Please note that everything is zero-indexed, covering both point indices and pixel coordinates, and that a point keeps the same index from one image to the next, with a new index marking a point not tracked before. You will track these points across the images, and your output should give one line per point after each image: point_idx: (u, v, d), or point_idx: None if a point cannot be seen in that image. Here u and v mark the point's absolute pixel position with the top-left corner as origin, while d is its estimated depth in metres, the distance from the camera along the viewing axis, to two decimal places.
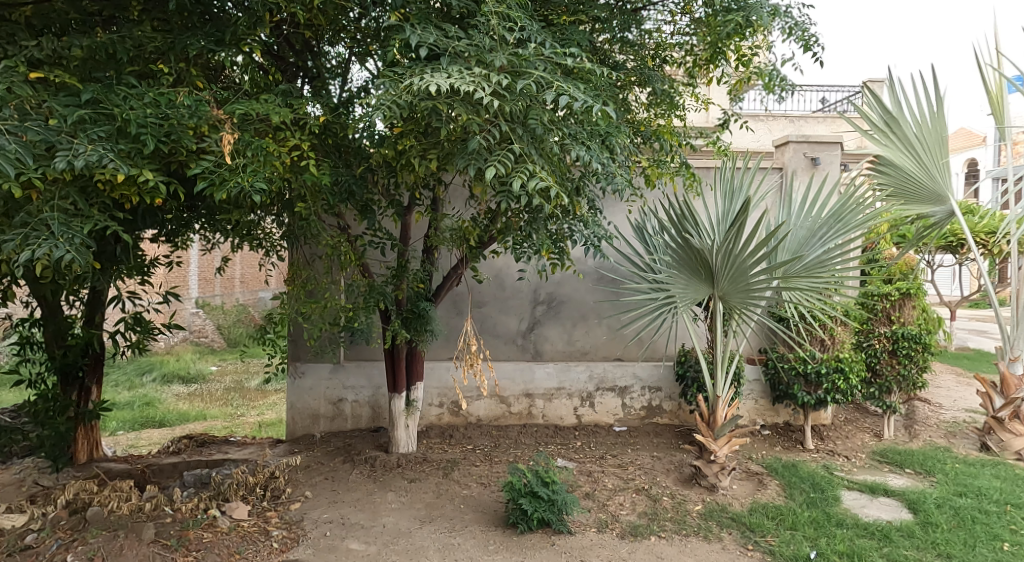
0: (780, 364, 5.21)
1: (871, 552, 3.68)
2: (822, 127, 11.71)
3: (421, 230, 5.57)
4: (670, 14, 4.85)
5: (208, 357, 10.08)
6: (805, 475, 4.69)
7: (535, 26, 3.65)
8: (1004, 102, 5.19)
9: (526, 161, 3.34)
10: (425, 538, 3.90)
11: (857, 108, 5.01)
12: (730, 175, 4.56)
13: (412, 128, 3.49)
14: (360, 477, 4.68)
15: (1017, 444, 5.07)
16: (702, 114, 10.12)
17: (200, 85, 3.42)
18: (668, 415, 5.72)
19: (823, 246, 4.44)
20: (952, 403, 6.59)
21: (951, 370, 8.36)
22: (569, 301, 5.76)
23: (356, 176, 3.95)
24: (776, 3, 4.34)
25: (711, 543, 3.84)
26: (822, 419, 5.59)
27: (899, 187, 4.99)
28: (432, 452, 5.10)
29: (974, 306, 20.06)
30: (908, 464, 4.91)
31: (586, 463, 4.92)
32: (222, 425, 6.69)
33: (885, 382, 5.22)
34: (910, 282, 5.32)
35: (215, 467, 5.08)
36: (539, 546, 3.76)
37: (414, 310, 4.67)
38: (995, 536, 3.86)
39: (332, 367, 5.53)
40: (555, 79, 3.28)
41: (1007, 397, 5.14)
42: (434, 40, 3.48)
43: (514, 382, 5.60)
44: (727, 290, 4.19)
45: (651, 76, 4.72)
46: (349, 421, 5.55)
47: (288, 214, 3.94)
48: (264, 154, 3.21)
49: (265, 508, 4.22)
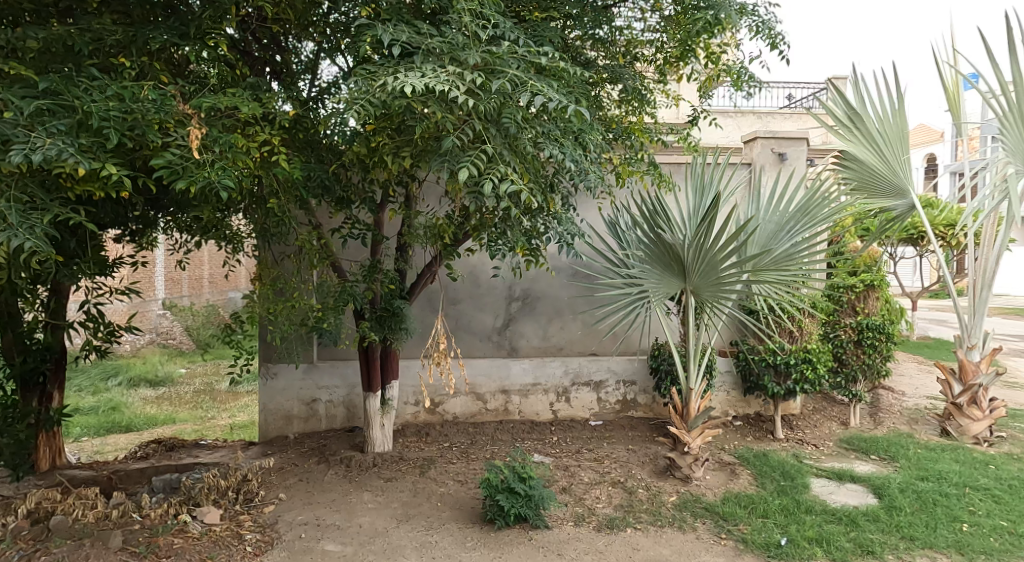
0: (751, 356, 5.28)
1: (839, 537, 3.81)
2: (790, 123, 12.08)
3: (393, 229, 5.49)
4: (640, 11, 4.85)
5: (177, 358, 9.84)
6: (776, 464, 4.80)
7: (508, 23, 3.72)
8: (959, 99, 5.34)
9: (498, 161, 3.40)
10: (403, 537, 3.89)
11: (821, 105, 5.12)
12: (700, 170, 4.63)
13: (385, 125, 3.56)
14: (335, 478, 4.64)
15: (975, 429, 5.23)
16: (673, 111, 10.31)
17: (165, 80, 3.35)
18: (643, 408, 5.80)
19: (791, 240, 4.54)
20: (914, 391, 6.82)
21: (913, 359, 8.60)
22: (544, 297, 5.77)
23: (329, 173, 3.94)
24: (743, 2, 4.44)
25: (685, 533, 3.92)
26: (791, 409, 5.74)
27: (862, 182, 5.11)
28: (408, 450, 5.05)
29: (935, 297, 20.78)
30: (873, 450, 5.06)
31: (562, 457, 4.95)
32: (191, 429, 6.54)
33: (851, 371, 5.30)
34: (874, 273, 5.43)
35: (185, 471, 4.96)
36: (518, 541, 3.79)
37: (388, 309, 4.61)
38: (955, 518, 4.02)
39: (305, 368, 5.44)
40: (529, 78, 3.37)
41: (964, 384, 5.28)
42: (406, 38, 3.53)
43: (491, 379, 5.60)
44: (698, 284, 4.29)
45: (623, 73, 4.74)
46: (323, 421, 5.47)
47: (260, 212, 3.87)
48: (233, 149, 3.18)
49: (238, 511, 4.17)
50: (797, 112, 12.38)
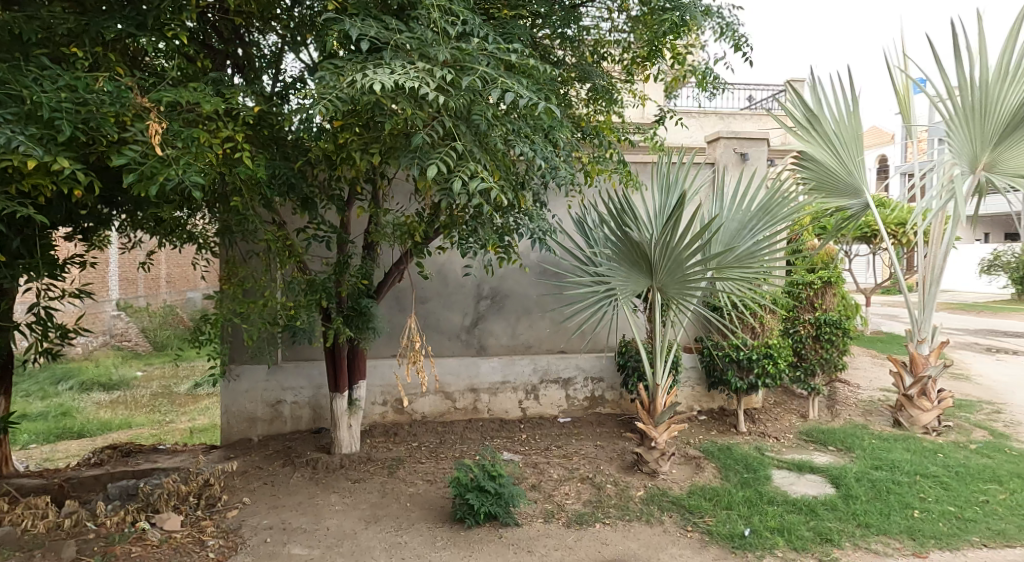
0: (715, 351, 5.41)
1: (799, 526, 3.93)
2: (751, 124, 12.37)
3: (360, 227, 5.41)
4: (607, 11, 4.89)
5: (132, 361, 9.51)
6: (739, 457, 4.92)
7: (477, 20, 3.71)
8: (910, 102, 5.56)
9: (469, 158, 3.39)
10: (371, 538, 3.85)
11: (781, 106, 5.26)
12: (665, 170, 4.71)
13: (353, 121, 3.52)
14: (301, 480, 4.56)
15: (925, 419, 5.47)
16: (639, 111, 10.45)
17: (121, 72, 3.24)
18: (610, 404, 5.87)
19: (754, 238, 4.66)
20: (869, 384, 7.08)
21: (867, 353, 8.92)
22: (512, 295, 5.77)
23: (295, 171, 3.86)
24: (708, 4, 4.51)
25: (652, 527, 3.99)
26: (753, 403, 5.88)
27: (820, 182, 5.28)
28: (376, 451, 5.00)
29: (886, 293, 21.57)
30: (830, 442, 5.24)
31: (532, 455, 4.98)
32: (149, 433, 6.32)
33: (810, 365, 5.46)
34: (831, 271, 5.65)
35: (143, 477, 4.80)
36: (488, 539, 3.80)
37: (356, 307, 4.57)
38: (907, 505, 4.19)
39: (270, 369, 5.33)
40: (499, 75, 3.37)
41: (915, 376, 5.50)
42: (374, 33, 3.48)
43: (460, 377, 5.58)
44: (665, 282, 4.37)
45: (592, 72, 4.77)
46: (289, 423, 5.37)
47: (223, 209, 3.77)
48: (195, 143, 3.09)
49: (199, 517, 4.05)
50: (757, 114, 12.70)
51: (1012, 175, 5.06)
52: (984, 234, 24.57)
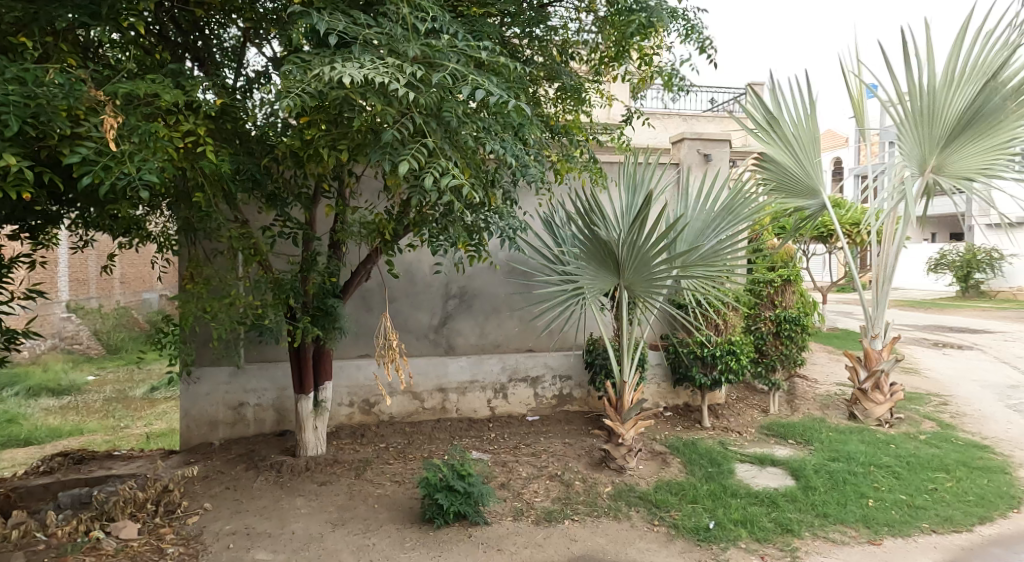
0: (681, 348, 5.52)
1: (762, 518, 4.04)
2: (713, 126, 12.61)
3: (324, 226, 5.32)
4: (575, 11, 4.93)
5: (84, 365, 9.14)
6: (703, 452, 5.03)
7: (446, 17, 3.69)
8: (864, 106, 5.76)
9: (440, 155, 3.37)
10: (339, 541, 3.80)
11: (742, 108, 5.38)
12: (632, 170, 4.78)
13: (321, 117, 3.45)
14: (265, 484, 4.46)
15: (878, 412, 5.68)
16: (605, 111, 10.55)
17: (73, 63, 3.11)
18: (578, 402, 5.92)
19: (718, 237, 4.76)
20: (826, 379, 7.31)
21: (824, 349, 9.21)
22: (480, 294, 5.77)
23: (260, 167, 3.77)
24: (674, 6, 4.59)
25: (620, 522, 4.04)
26: (717, 398, 5.95)
27: (781, 182, 5.42)
28: (342, 452, 4.92)
29: (841, 291, 22.28)
30: (790, 435, 5.39)
31: (500, 454, 4.98)
32: (102, 439, 6.09)
33: (770, 361, 5.62)
34: (790, 269, 5.82)
35: (97, 485, 4.62)
36: (457, 539, 3.79)
37: (322, 307, 4.50)
38: (862, 494, 4.35)
39: (232, 371, 5.20)
40: (470, 72, 3.36)
41: (869, 370, 5.71)
42: (343, 27, 3.41)
43: (428, 377, 5.54)
44: (632, 280, 4.43)
45: (561, 72, 4.83)
46: (252, 426, 5.24)
47: (183, 206, 3.66)
48: (153, 138, 2.99)
49: (157, 524, 3.92)
50: (719, 116, 12.96)
51: (955, 177, 5.32)
52: (931, 234, 25.65)
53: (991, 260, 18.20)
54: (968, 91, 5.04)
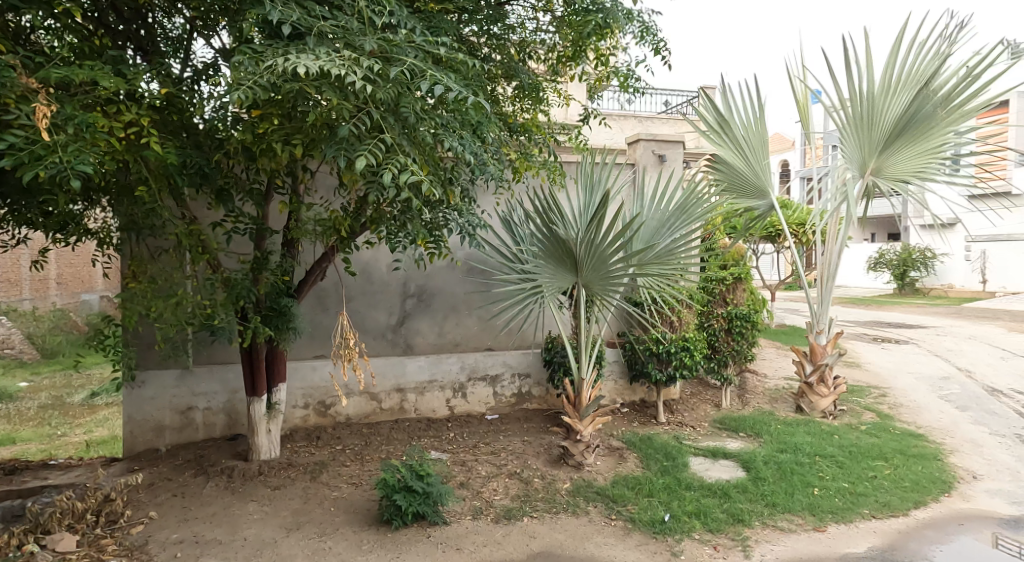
0: (637, 345, 5.62)
1: (715, 509, 4.15)
2: (667, 127, 12.86)
3: (278, 223, 5.18)
4: (533, 10, 4.93)
5: (16, 370, 8.63)
6: (658, 446, 5.13)
7: (404, 12, 3.64)
8: (809, 111, 5.97)
9: (397, 151, 3.32)
10: (293, 546, 3.70)
11: (695, 110, 5.50)
12: (589, 169, 4.83)
13: (274, 110, 3.35)
14: (215, 490, 4.31)
15: (823, 404, 5.92)
16: (562, 111, 10.62)
17: (4, 48, 2.93)
18: (536, 400, 5.94)
19: (672, 236, 4.86)
20: (775, 373, 7.57)
21: (773, 345, 9.53)
22: (438, 293, 5.72)
23: (210, 162, 3.62)
24: (629, 8, 4.66)
25: (578, 517, 4.09)
26: (671, 394, 6.08)
27: (732, 183, 5.57)
28: (297, 456, 4.80)
29: (788, 290, 23.07)
30: (741, 428, 5.56)
31: (459, 453, 4.97)
32: (38, 448, 5.77)
33: (722, 357, 5.78)
34: (741, 267, 5.97)
35: (30, 496, 4.35)
36: (416, 540, 3.75)
37: (275, 307, 4.37)
38: (808, 483, 4.53)
39: (179, 374, 5.00)
40: (427, 68, 3.31)
41: (815, 364, 5.95)
42: (297, 18, 3.30)
43: (386, 377, 5.46)
44: (590, 278, 4.48)
45: (519, 70, 4.78)
46: (201, 430, 5.05)
47: (125, 201, 3.49)
48: (91, 128, 2.85)
49: (98, 536, 3.73)
50: (673, 118, 13.20)
51: (892, 180, 5.58)
52: (871, 234, 26.83)
53: (925, 259, 19.24)
54: (902, 98, 5.30)
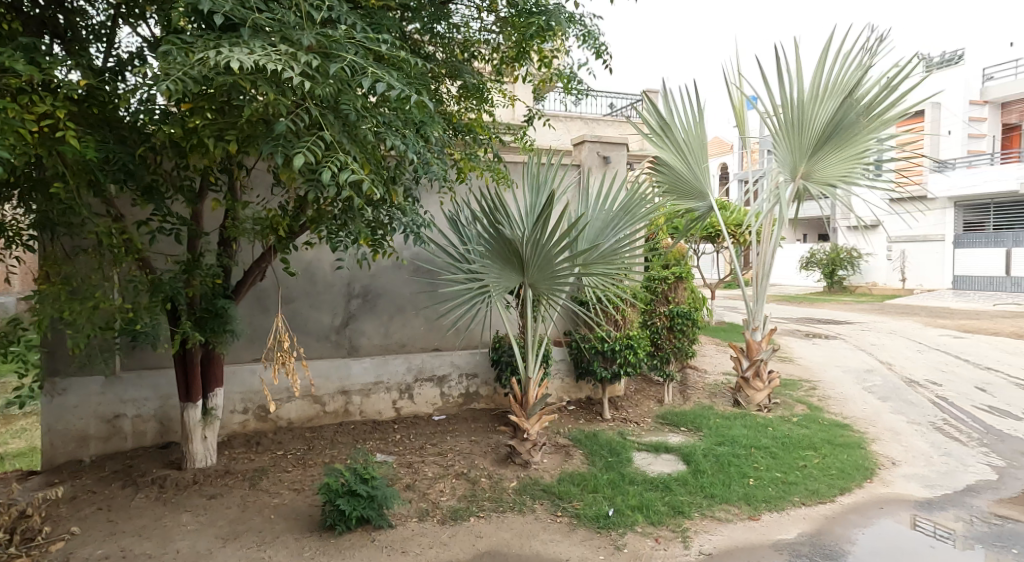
0: (583, 343, 5.68)
1: (657, 503, 4.25)
2: (611, 129, 13.06)
3: (212, 222, 4.96)
4: (477, 10, 4.88)
5: None
6: (603, 442, 5.21)
7: (344, 7, 3.53)
8: (744, 116, 6.18)
9: (338, 149, 3.21)
10: (230, 556, 3.55)
11: (637, 112, 5.59)
12: (534, 170, 4.84)
13: (204, 104, 3.17)
14: (145, 501, 4.09)
15: (758, 398, 6.17)
16: (510, 111, 10.64)
17: None
18: (484, 400, 5.93)
19: (615, 236, 4.92)
20: (714, 369, 7.82)
21: (713, 342, 9.85)
22: (383, 293, 5.61)
23: (136, 157, 3.41)
24: (571, 11, 4.70)
25: (525, 516, 4.10)
26: (616, 391, 6.21)
27: (673, 184, 5.73)
28: (235, 463, 4.61)
29: (728, 289, 23.87)
30: (682, 423, 5.72)
31: (405, 454, 4.90)
32: None
33: (665, 354, 5.92)
34: (682, 267, 6.13)
35: None
36: (359, 545, 3.67)
37: (210, 309, 4.16)
38: (744, 474, 4.70)
39: (106, 381, 4.72)
40: (368, 65, 3.21)
41: (751, 360, 6.18)
42: (229, 9, 3.10)
43: (329, 380, 5.32)
44: (535, 277, 4.50)
45: (462, 70, 4.77)
46: (130, 439, 4.78)
47: (41, 197, 3.26)
48: (3, 116, 2.66)
49: (13, 556, 3.41)
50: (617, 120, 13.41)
51: (821, 183, 5.85)
52: (803, 235, 28.09)
53: (852, 259, 20.32)
54: (828, 106, 5.55)
